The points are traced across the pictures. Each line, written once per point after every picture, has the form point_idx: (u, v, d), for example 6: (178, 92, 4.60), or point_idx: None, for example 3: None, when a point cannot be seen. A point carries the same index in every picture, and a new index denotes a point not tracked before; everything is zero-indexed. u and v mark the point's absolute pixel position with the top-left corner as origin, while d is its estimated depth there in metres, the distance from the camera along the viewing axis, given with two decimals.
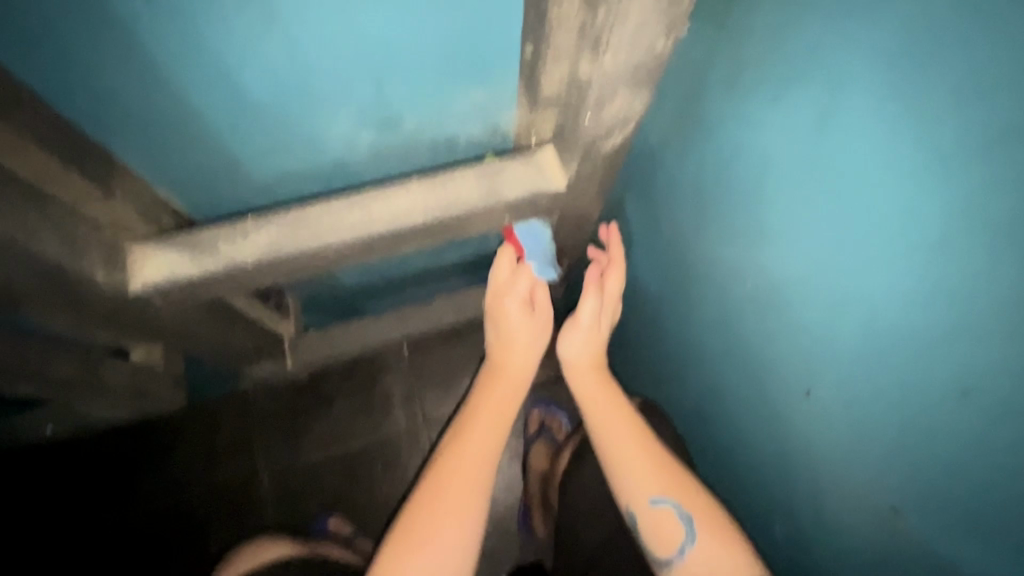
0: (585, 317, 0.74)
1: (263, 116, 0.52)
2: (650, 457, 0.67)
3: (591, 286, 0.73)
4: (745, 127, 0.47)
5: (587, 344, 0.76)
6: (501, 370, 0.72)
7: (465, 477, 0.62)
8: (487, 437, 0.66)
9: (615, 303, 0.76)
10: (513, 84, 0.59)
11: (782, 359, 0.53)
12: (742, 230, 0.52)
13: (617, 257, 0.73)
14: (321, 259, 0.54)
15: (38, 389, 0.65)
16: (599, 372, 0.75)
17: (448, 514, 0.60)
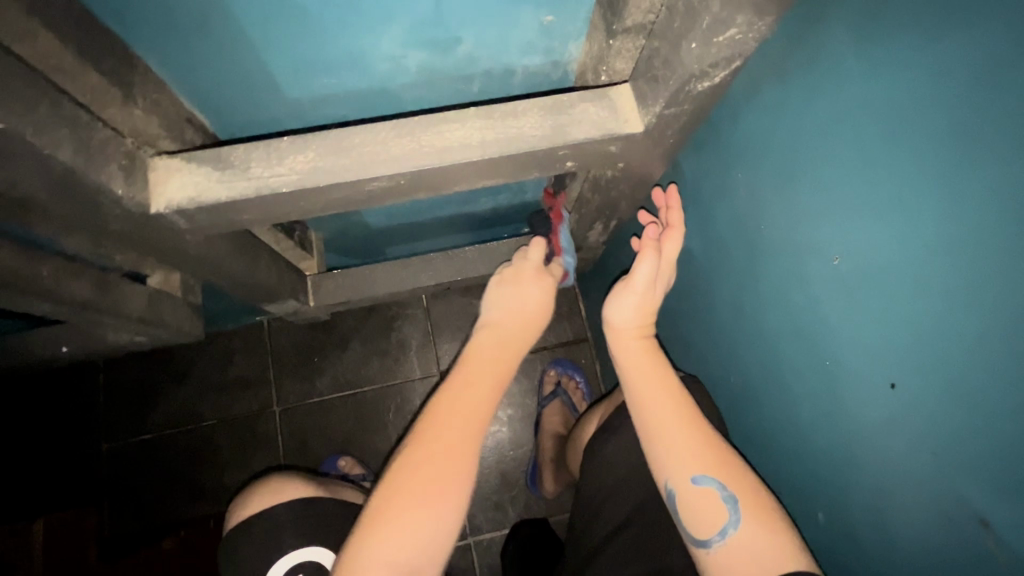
0: (639, 280, 0.68)
1: (304, 25, 0.45)
2: (693, 433, 0.63)
3: (649, 246, 0.67)
4: (864, 76, 0.39)
5: (637, 311, 0.71)
6: (487, 342, 0.62)
7: (446, 452, 0.53)
8: (473, 407, 0.56)
9: (670, 270, 0.71)
10: (587, 10, 0.51)
11: (862, 347, 0.47)
12: (838, 199, 0.45)
13: (676, 220, 0.68)
14: (362, 193, 0.48)
15: (55, 310, 0.62)
16: (645, 342, 0.71)
17: (434, 492, 0.52)
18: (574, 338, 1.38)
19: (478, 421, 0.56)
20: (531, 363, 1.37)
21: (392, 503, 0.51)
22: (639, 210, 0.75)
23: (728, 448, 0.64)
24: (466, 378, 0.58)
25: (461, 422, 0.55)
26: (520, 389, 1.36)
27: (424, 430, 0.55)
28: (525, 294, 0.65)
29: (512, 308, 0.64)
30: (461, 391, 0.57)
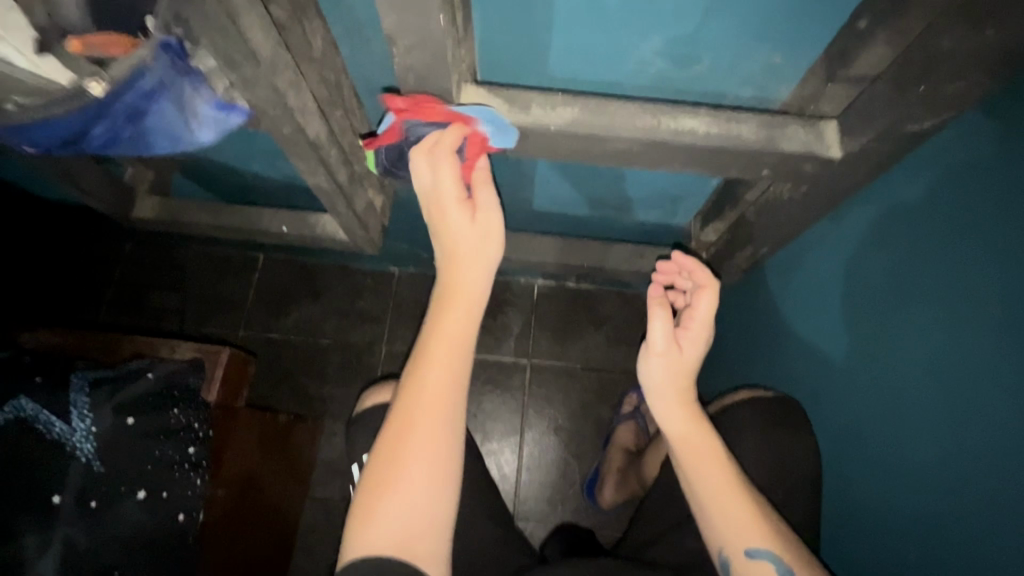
0: (657, 339, 0.67)
1: (594, 18, 0.59)
2: (749, 508, 0.60)
3: (656, 302, 0.67)
4: None
5: (671, 371, 0.67)
6: (432, 357, 0.55)
7: (429, 434, 0.53)
8: (442, 391, 0.54)
9: (706, 328, 0.69)
10: (811, 59, 0.61)
11: (999, 388, 0.52)
12: (1002, 250, 0.52)
13: (707, 279, 0.69)
14: (598, 149, 0.63)
15: (319, 186, 0.79)
16: (691, 410, 0.66)
17: (415, 473, 0.52)
18: None
19: (451, 403, 0.55)
20: (615, 381, 1.44)
21: (390, 478, 0.52)
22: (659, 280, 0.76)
23: (780, 520, 0.62)
24: (418, 402, 0.54)
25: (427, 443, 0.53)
26: (599, 401, 1.42)
27: (398, 421, 0.54)
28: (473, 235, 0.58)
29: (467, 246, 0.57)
30: (416, 413, 0.53)
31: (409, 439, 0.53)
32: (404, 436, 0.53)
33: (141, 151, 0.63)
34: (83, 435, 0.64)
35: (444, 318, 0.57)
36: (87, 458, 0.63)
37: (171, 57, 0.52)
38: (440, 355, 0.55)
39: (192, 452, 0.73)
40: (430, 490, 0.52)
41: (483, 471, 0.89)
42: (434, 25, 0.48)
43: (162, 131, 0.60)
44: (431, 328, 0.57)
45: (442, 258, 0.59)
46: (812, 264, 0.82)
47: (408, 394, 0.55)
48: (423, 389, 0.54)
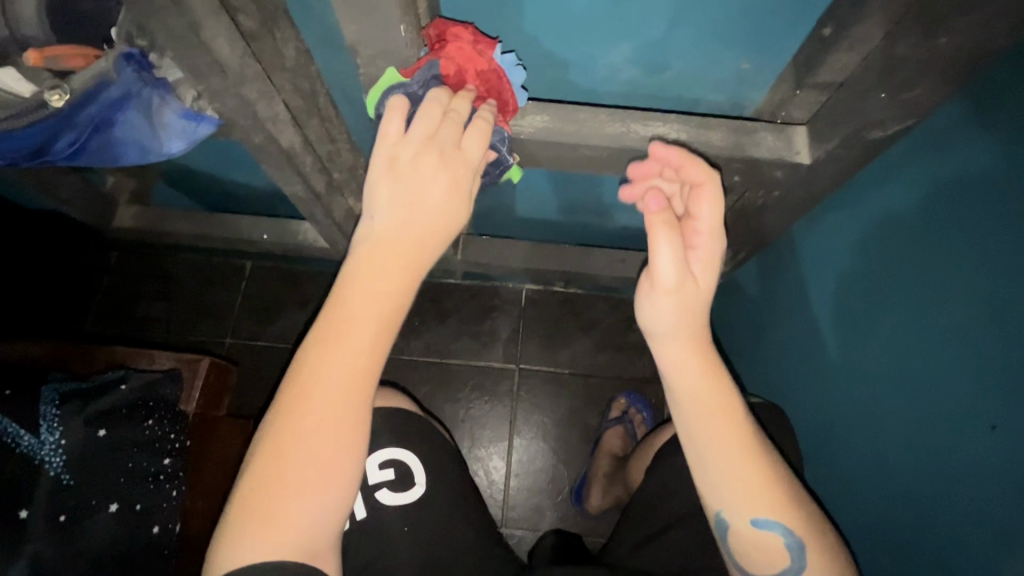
0: (664, 272, 0.54)
1: (564, 27, 0.59)
2: (760, 478, 0.55)
3: (659, 220, 0.53)
4: (1012, 145, 0.48)
5: (678, 315, 0.55)
6: (343, 311, 0.48)
7: (329, 423, 0.47)
8: (353, 375, 0.48)
9: (718, 242, 0.55)
10: (781, 65, 0.61)
11: (966, 391, 0.52)
12: (968, 254, 0.52)
13: (710, 179, 0.54)
14: (571, 155, 0.63)
15: (295, 194, 0.79)
16: (703, 359, 0.56)
17: (324, 464, 0.47)
18: (648, 375, 1.44)
19: (360, 385, 0.48)
20: (604, 386, 1.44)
21: (282, 475, 0.47)
22: (635, 165, 0.58)
23: (792, 480, 0.57)
24: (323, 371, 0.47)
25: (329, 406, 0.47)
26: (588, 406, 1.42)
27: (294, 409, 0.47)
28: (432, 179, 0.48)
29: (424, 206, 0.49)
30: (321, 374, 0.47)
31: (308, 403, 0.47)
32: (305, 398, 0.47)
33: (113, 163, 0.62)
34: (52, 448, 0.63)
35: (359, 289, 0.48)
36: (56, 472, 0.62)
37: (136, 68, 0.52)
38: (345, 312, 0.48)
39: (167, 463, 0.74)
40: (325, 479, 0.48)
41: (465, 478, 0.88)
42: (395, 35, 0.48)
43: (133, 142, 0.59)
44: (338, 299, 0.49)
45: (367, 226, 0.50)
46: (793, 268, 0.82)
47: (305, 378, 0.47)
48: (324, 373, 0.47)
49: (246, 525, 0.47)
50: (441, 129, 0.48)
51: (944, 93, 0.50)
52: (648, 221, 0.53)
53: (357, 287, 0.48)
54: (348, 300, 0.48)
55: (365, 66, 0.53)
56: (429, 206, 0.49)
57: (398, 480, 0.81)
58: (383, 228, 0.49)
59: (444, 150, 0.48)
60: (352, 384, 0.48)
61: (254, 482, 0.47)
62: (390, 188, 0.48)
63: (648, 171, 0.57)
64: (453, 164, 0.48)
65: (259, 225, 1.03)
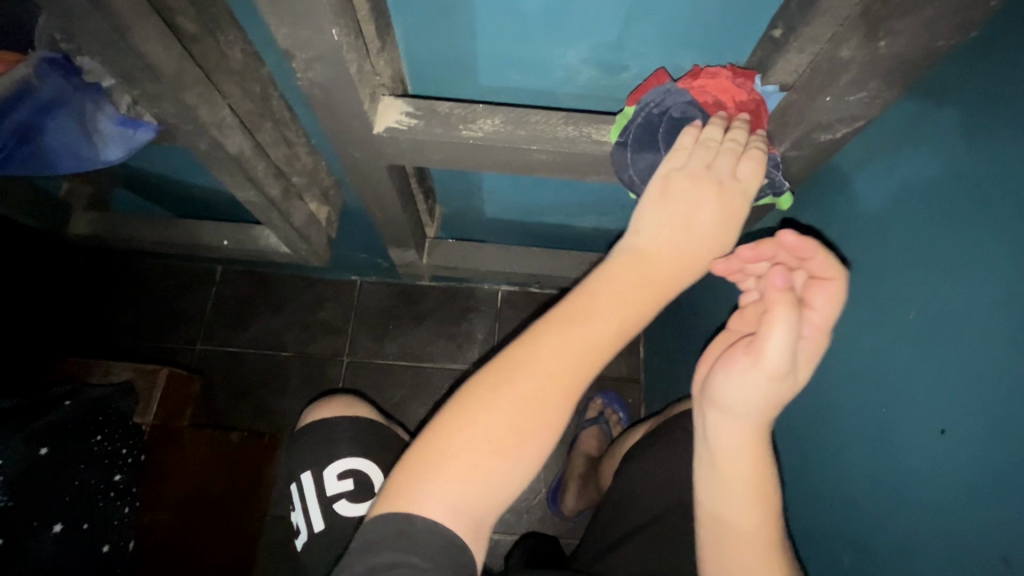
0: (768, 360, 0.45)
1: (517, 27, 0.58)
2: (770, 555, 0.52)
3: (783, 304, 0.43)
4: (962, 145, 0.47)
5: (762, 402, 0.48)
6: (589, 305, 0.46)
7: (536, 408, 0.44)
8: (577, 371, 0.45)
9: (824, 341, 0.48)
10: (738, 65, 0.60)
11: (918, 394, 0.52)
12: (922, 255, 0.51)
13: (832, 274, 0.46)
14: (524, 159, 0.62)
15: (249, 200, 0.77)
16: (765, 444, 0.51)
17: (518, 451, 0.44)
18: (624, 376, 1.44)
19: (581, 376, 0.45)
20: None
21: (470, 439, 0.44)
22: (726, 233, 0.48)
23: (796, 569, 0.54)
24: (549, 351, 0.45)
25: (546, 389, 0.44)
26: None
27: (511, 375, 0.45)
28: (708, 202, 0.47)
29: (692, 223, 0.47)
30: (543, 350, 0.45)
31: (528, 373, 0.44)
32: (525, 364, 0.45)
33: (49, 174, 0.60)
34: None
35: (610, 277, 0.47)
36: None
37: (61, 72, 0.51)
38: (600, 308, 0.45)
39: (118, 479, 0.72)
40: (514, 467, 0.44)
41: None
42: (329, 37, 0.46)
43: (66, 152, 0.57)
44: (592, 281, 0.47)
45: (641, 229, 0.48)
46: None
47: (540, 350, 0.45)
48: (555, 353, 0.45)
49: (433, 475, 0.44)
50: (717, 157, 0.48)
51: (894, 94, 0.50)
52: (767, 296, 0.44)
53: (612, 279, 0.46)
54: (602, 294, 0.46)
55: (303, 70, 0.51)
56: (697, 237, 0.47)
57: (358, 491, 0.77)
58: (647, 241, 0.48)
59: (721, 184, 0.47)
60: (573, 378, 0.44)
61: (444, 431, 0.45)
62: (661, 208, 0.48)
63: (762, 255, 0.48)
64: (727, 196, 0.47)
65: (221, 230, 1.00)
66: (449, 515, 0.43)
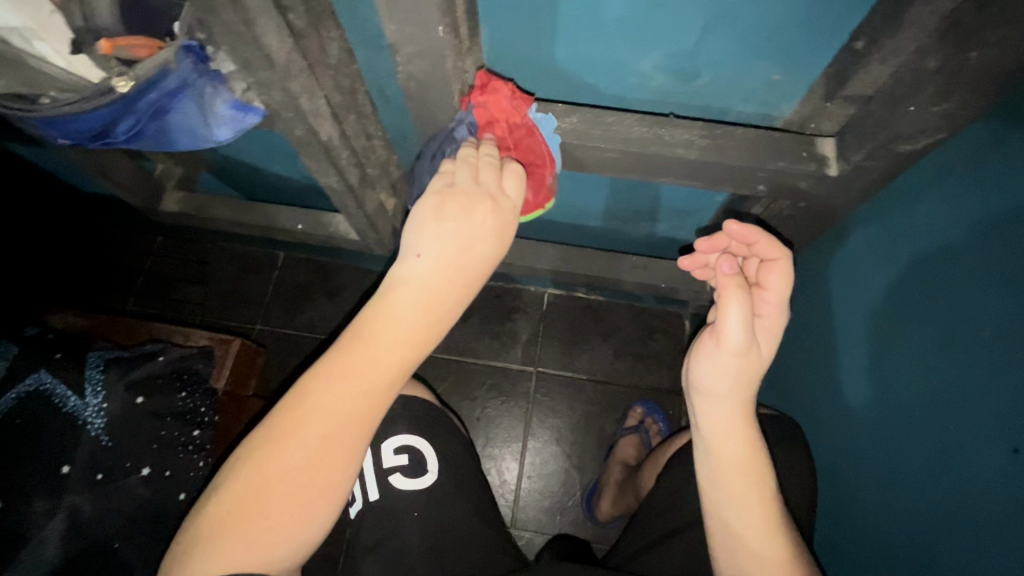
0: (730, 332, 0.57)
1: (597, 33, 0.61)
2: (778, 542, 0.58)
3: (735, 285, 0.56)
4: None
5: (734, 376, 0.59)
6: (354, 355, 0.50)
7: (316, 455, 0.50)
8: (344, 412, 0.50)
9: (779, 316, 0.60)
10: (812, 76, 0.61)
11: (989, 413, 0.51)
12: (997, 272, 0.51)
13: (774, 255, 0.59)
14: (596, 158, 0.65)
15: (331, 186, 0.83)
16: (746, 412, 0.61)
17: (305, 497, 0.50)
18: (666, 387, 1.43)
19: (355, 423, 0.50)
20: (621, 394, 1.43)
21: (247, 501, 0.49)
22: (700, 241, 0.64)
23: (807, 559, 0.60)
24: (314, 401, 0.50)
25: (325, 436, 0.50)
26: (604, 413, 1.42)
27: (281, 430, 0.50)
28: (478, 247, 0.53)
29: (454, 260, 0.53)
30: (316, 407, 0.50)
31: (297, 432, 0.49)
32: (303, 419, 0.49)
33: (164, 147, 0.67)
34: (94, 411, 0.68)
35: (373, 321, 0.52)
36: (96, 433, 0.68)
37: (194, 59, 0.56)
38: (357, 359, 0.50)
39: (198, 435, 0.77)
40: (303, 512, 0.50)
41: (475, 471, 0.90)
42: (433, 34, 0.51)
43: (184, 129, 0.64)
44: (354, 332, 0.52)
45: (420, 272, 0.52)
46: (820, 280, 0.81)
47: (302, 406, 0.50)
48: (319, 407, 0.50)
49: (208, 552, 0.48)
50: (483, 171, 0.54)
51: (977, 109, 0.50)
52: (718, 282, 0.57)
53: (379, 329, 0.51)
54: (370, 341, 0.51)
55: (404, 63, 0.56)
56: (464, 260, 0.53)
57: (412, 466, 0.84)
58: (415, 275, 0.52)
59: (489, 195, 0.53)
60: (348, 418, 0.50)
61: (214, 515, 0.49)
62: (437, 227, 0.52)
63: (717, 244, 0.64)
64: (500, 207, 0.53)
65: (293, 215, 1.08)
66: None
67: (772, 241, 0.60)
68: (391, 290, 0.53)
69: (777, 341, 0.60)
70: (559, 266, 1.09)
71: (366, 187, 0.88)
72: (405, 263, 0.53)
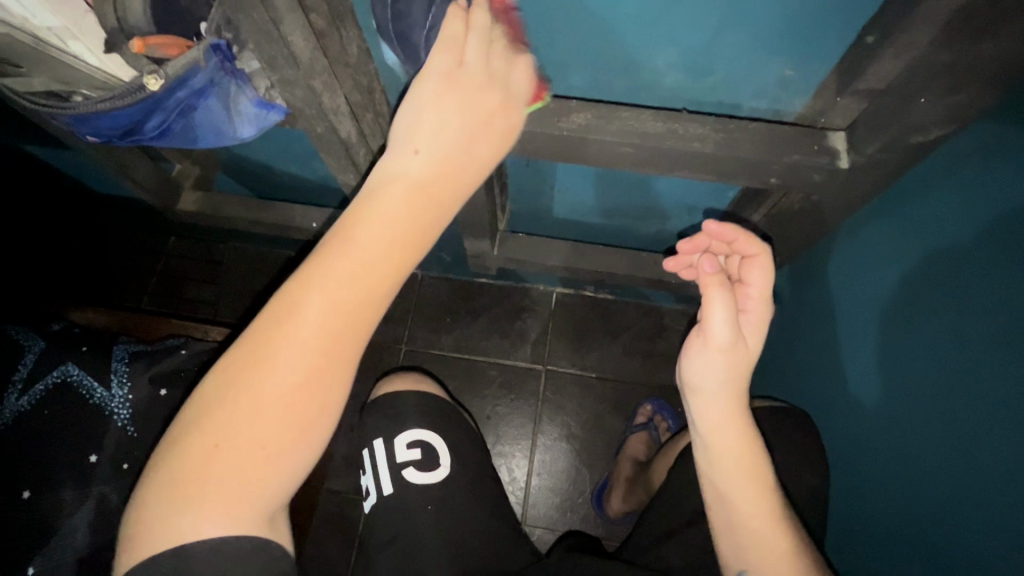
0: (715, 329, 0.59)
1: (611, 32, 0.62)
2: (782, 534, 0.59)
3: (714, 283, 0.58)
4: None
5: (722, 371, 0.61)
6: (344, 258, 0.49)
7: (306, 371, 0.48)
8: (335, 325, 0.48)
9: (763, 309, 0.61)
10: (823, 72, 0.63)
11: (999, 400, 0.52)
12: (1006, 261, 0.52)
13: (753, 251, 0.61)
14: (612, 154, 0.66)
15: (350, 184, 0.85)
16: (739, 406, 0.62)
17: (296, 424, 0.49)
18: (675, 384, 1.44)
19: (349, 334, 0.49)
20: (631, 392, 1.44)
21: (230, 424, 0.47)
22: (681, 243, 0.66)
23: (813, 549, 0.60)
24: (303, 313, 0.48)
25: (319, 353, 0.48)
26: (614, 410, 1.43)
27: (267, 343, 0.48)
28: (478, 144, 0.54)
29: (449, 158, 0.52)
30: (305, 317, 0.48)
31: (284, 346, 0.48)
32: (291, 329, 0.48)
33: (189, 144, 0.69)
34: (121, 401, 0.70)
35: (364, 220, 0.50)
36: (123, 423, 0.69)
37: (222, 58, 0.57)
38: (346, 264, 0.49)
39: None
40: (292, 438, 0.49)
41: (489, 464, 0.91)
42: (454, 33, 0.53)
43: (209, 126, 0.66)
44: (342, 233, 0.50)
45: (416, 174, 0.51)
46: (831, 274, 0.82)
47: (289, 318, 0.48)
48: (309, 318, 0.48)
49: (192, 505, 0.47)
50: (493, 71, 0.54)
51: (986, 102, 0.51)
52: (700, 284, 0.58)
53: (368, 223, 0.50)
54: (359, 241, 0.49)
55: None
56: (462, 157, 0.53)
57: (425, 459, 0.84)
58: (410, 172, 0.51)
59: (485, 83, 0.53)
60: (340, 330, 0.49)
61: (196, 453, 0.47)
62: (436, 121, 0.52)
63: (698, 244, 0.65)
64: (494, 91, 0.53)
65: (307, 213, 1.10)
66: (227, 532, 0.47)
67: (753, 238, 0.61)
68: (381, 189, 0.51)
69: (763, 334, 0.62)
70: (571, 263, 1.10)
71: None
72: (403, 157, 0.52)
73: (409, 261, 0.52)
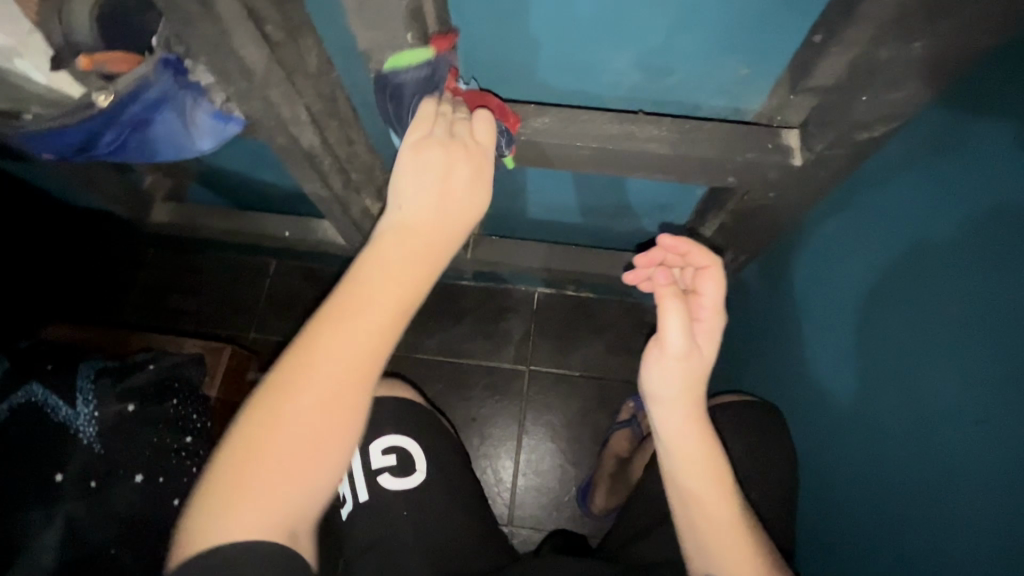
0: (670, 339, 0.61)
1: (567, 36, 0.63)
2: (745, 539, 0.59)
3: (668, 295, 0.59)
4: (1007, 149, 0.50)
5: (678, 380, 0.62)
6: (355, 295, 0.49)
7: (320, 407, 0.47)
8: (349, 362, 0.47)
9: (718, 319, 0.62)
10: (777, 70, 0.63)
11: (957, 388, 0.54)
12: (962, 252, 0.54)
13: (704, 263, 0.62)
14: (571, 157, 0.67)
15: (317, 192, 0.85)
16: (698, 413, 0.63)
17: (315, 458, 0.47)
18: None
19: (363, 370, 0.48)
20: (614, 390, 1.45)
21: (250, 465, 0.45)
22: (635, 262, 0.66)
23: (777, 555, 0.60)
24: (316, 348, 0.47)
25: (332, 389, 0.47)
26: (597, 408, 1.44)
27: (278, 385, 0.47)
28: (475, 189, 0.54)
29: (441, 203, 0.53)
30: (319, 355, 0.47)
31: (302, 387, 0.46)
32: (307, 369, 0.47)
33: (149, 158, 0.69)
34: (86, 419, 0.72)
35: (370, 261, 0.50)
36: (88, 441, 0.71)
37: (172, 72, 0.57)
38: (359, 301, 0.49)
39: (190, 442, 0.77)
40: (310, 471, 0.46)
41: (466, 468, 0.91)
42: None
43: (166, 140, 0.65)
44: (351, 275, 0.50)
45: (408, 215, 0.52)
46: (798, 269, 0.83)
47: (297, 355, 0.47)
48: (325, 356, 0.47)
49: (219, 530, 0.44)
50: (457, 126, 0.55)
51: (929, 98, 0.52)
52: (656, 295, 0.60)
53: (374, 266, 0.50)
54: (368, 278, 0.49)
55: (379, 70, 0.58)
56: (459, 197, 0.53)
57: (401, 465, 0.85)
58: (413, 213, 0.52)
59: (464, 143, 0.54)
60: (355, 368, 0.48)
61: (222, 491, 0.45)
62: (416, 176, 0.53)
63: (653, 258, 0.66)
64: (472, 153, 0.54)
65: (280, 222, 1.09)
66: (270, 535, 0.45)
67: (704, 249, 0.62)
68: (381, 236, 0.52)
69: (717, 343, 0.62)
70: (546, 264, 1.10)
71: (351, 192, 0.90)
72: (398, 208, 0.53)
73: (422, 289, 0.52)
